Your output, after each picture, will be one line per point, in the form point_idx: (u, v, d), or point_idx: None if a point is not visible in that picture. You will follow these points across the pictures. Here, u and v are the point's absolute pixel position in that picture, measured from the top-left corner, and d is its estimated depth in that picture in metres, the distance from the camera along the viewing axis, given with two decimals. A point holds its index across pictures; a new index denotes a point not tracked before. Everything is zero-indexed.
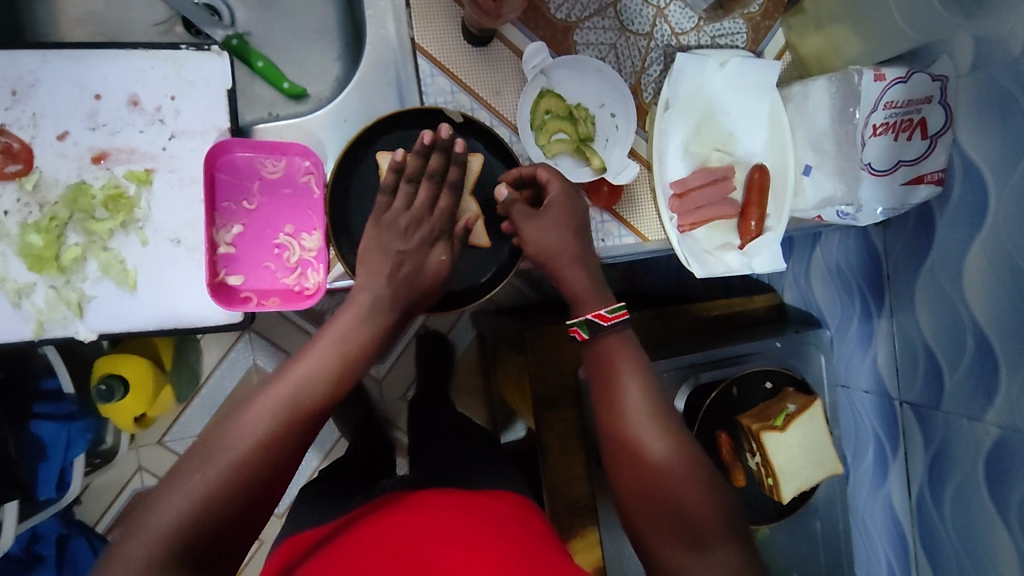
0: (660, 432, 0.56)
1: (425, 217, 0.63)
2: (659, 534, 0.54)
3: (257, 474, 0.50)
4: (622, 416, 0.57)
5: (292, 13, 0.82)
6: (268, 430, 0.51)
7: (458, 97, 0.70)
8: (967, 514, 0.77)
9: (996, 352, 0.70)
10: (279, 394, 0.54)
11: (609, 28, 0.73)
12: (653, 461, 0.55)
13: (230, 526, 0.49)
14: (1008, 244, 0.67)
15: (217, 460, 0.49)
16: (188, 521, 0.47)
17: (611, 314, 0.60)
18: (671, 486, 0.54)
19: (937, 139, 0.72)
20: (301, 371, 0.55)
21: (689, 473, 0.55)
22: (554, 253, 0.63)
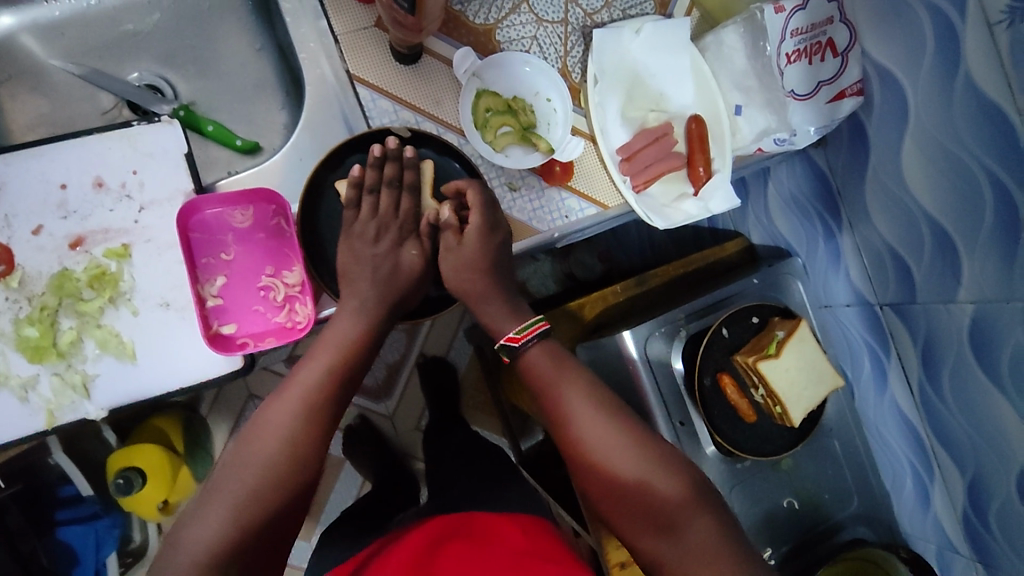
0: (631, 452, 0.66)
1: (389, 221, 0.69)
2: (638, 531, 0.64)
3: (266, 507, 0.56)
4: (566, 418, 0.68)
5: (230, 75, 0.86)
6: (280, 445, 0.58)
7: (402, 115, 0.74)
8: (967, 395, 0.81)
9: (951, 235, 0.75)
10: (266, 427, 0.59)
11: (527, 22, 0.78)
12: (604, 462, 0.66)
13: (260, 538, 0.55)
14: (937, 134, 0.72)
15: (236, 476, 0.57)
16: (207, 558, 0.52)
17: (520, 334, 0.70)
18: (629, 478, 0.65)
19: (847, 55, 0.77)
20: (294, 386, 0.62)
21: (653, 465, 0.65)
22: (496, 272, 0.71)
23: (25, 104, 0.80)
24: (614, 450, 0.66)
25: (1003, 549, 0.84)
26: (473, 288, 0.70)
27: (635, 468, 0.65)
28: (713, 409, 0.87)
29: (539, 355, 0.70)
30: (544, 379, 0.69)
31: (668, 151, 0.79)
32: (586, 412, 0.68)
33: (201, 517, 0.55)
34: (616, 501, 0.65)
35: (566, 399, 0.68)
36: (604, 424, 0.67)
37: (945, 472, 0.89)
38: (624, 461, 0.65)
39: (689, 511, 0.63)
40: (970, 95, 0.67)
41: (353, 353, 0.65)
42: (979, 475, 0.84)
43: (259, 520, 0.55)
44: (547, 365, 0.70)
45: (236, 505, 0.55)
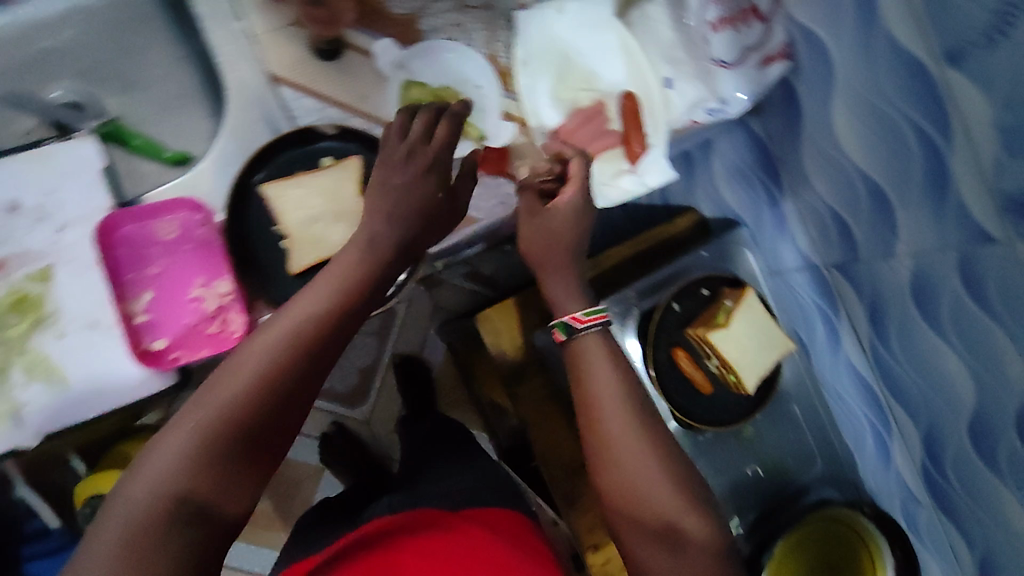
0: (649, 449, 0.64)
1: (420, 147, 0.64)
2: (639, 539, 0.63)
3: (228, 455, 0.54)
4: (597, 408, 0.66)
5: (154, 85, 0.83)
6: (254, 392, 0.55)
7: (327, 112, 0.73)
8: (914, 348, 0.82)
9: (885, 192, 0.76)
10: (239, 365, 0.55)
11: (449, 8, 0.77)
12: (621, 462, 0.64)
13: (219, 485, 0.53)
14: (863, 92, 0.72)
15: (205, 412, 0.53)
16: (155, 506, 0.50)
17: (587, 317, 0.68)
18: (643, 488, 0.63)
19: (772, 19, 0.77)
20: (277, 329, 0.57)
21: (670, 482, 0.63)
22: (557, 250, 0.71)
23: None
24: (631, 449, 0.64)
25: (961, 495, 0.86)
26: (552, 262, 0.72)
27: (648, 471, 0.63)
28: (669, 383, 0.88)
29: (591, 343, 0.68)
30: (586, 362, 0.67)
31: (601, 131, 0.79)
32: (620, 411, 0.65)
33: (155, 458, 0.52)
34: (614, 494, 0.64)
35: (604, 396, 0.66)
36: (634, 427, 0.65)
37: (901, 425, 0.91)
38: (641, 472, 0.63)
39: (687, 514, 0.63)
40: (888, 50, 0.67)
41: (341, 310, 0.59)
42: (933, 425, 0.85)
43: (229, 456, 0.54)
44: (600, 352, 0.68)
45: (195, 448, 0.52)
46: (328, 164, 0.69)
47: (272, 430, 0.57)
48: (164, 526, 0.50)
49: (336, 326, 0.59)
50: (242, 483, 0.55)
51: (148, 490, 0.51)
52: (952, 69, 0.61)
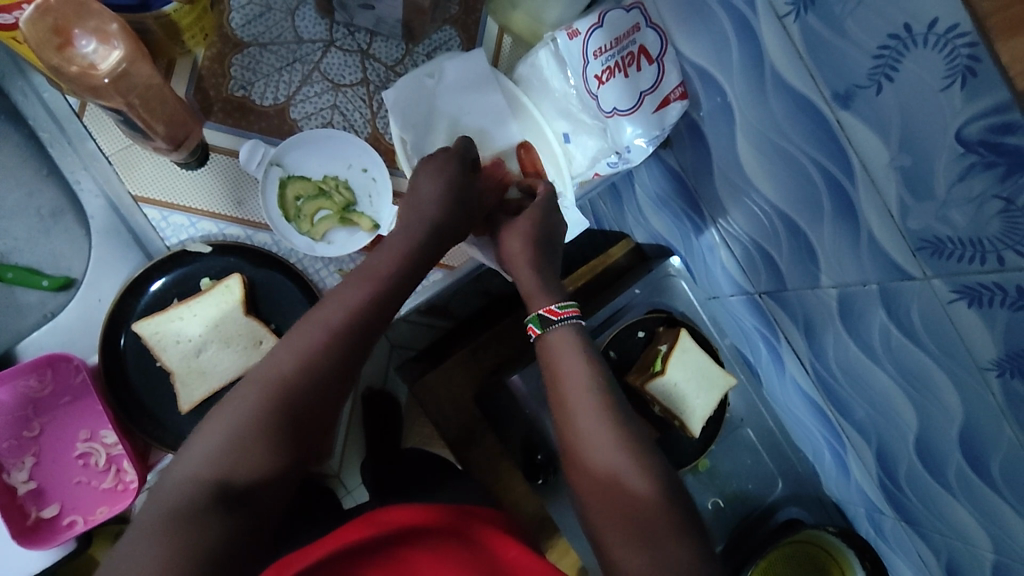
0: (612, 431, 0.62)
1: (444, 169, 0.68)
2: (617, 540, 0.58)
3: (261, 445, 0.52)
4: (567, 399, 0.64)
5: (21, 208, 0.78)
6: (272, 400, 0.54)
7: (201, 226, 0.67)
8: (853, 370, 0.80)
9: (798, 221, 0.73)
10: (276, 360, 0.56)
11: (322, 91, 0.72)
12: (598, 461, 0.61)
13: (248, 479, 0.51)
14: (762, 128, 0.69)
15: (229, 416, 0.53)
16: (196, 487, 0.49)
17: (561, 309, 0.68)
18: (616, 487, 0.60)
19: (663, 59, 0.72)
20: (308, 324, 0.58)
21: (645, 475, 0.60)
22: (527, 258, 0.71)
23: None
24: (596, 424, 0.62)
25: (919, 508, 0.84)
26: (525, 262, 0.71)
27: (613, 449, 0.61)
28: None
29: (562, 337, 0.67)
30: (556, 353, 0.66)
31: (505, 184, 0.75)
32: (590, 406, 0.63)
33: (195, 446, 0.51)
34: (591, 482, 0.61)
35: (574, 389, 0.64)
36: (602, 418, 0.63)
37: (854, 443, 0.88)
38: (612, 460, 0.61)
39: (650, 497, 0.59)
40: (781, 90, 0.64)
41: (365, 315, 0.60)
42: (883, 444, 0.83)
43: (266, 442, 0.53)
44: (571, 345, 0.67)
45: (225, 449, 0.51)
46: (208, 286, 0.66)
47: (302, 436, 0.55)
48: (197, 509, 0.48)
49: (366, 322, 0.60)
50: (270, 486, 0.53)
51: (179, 483, 0.50)
52: (844, 110, 0.59)
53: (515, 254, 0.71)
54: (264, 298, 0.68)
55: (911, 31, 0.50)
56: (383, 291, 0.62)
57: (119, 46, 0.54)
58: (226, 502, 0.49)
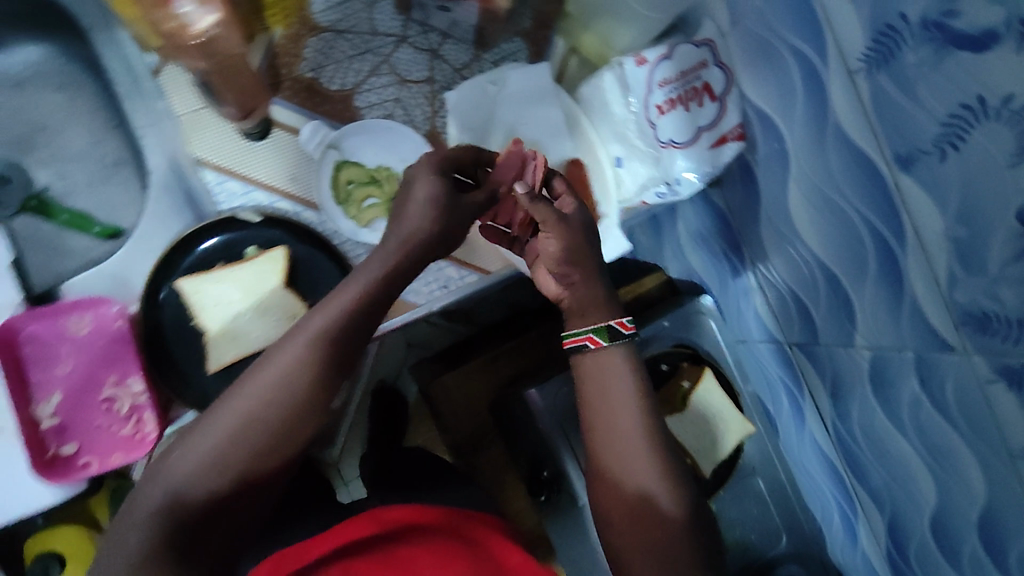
0: (652, 459, 0.62)
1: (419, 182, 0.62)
2: (639, 559, 0.60)
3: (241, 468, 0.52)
4: (609, 416, 0.64)
5: (85, 154, 0.81)
6: (253, 422, 0.53)
7: (254, 196, 0.70)
8: (875, 435, 0.78)
9: (841, 278, 0.72)
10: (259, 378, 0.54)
11: (388, 84, 0.74)
12: (631, 482, 0.62)
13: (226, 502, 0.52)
14: (816, 179, 0.69)
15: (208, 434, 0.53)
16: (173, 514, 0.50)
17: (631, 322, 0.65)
18: (649, 511, 0.61)
19: (726, 99, 0.73)
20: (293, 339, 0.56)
21: (679, 502, 0.61)
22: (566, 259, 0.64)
23: None
24: (635, 448, 0.62)
25: None
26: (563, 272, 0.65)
27: (650, 476, 0.62)
28: None
29: (613, 354, 0.65)
30: (606, 370, 0.65)
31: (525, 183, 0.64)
32: (633, 426, 0.63)
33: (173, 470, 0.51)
34: (618, 503, 0.61)
35: (619, 408, 0.64)
36: (647, 440, 0.63)
37: (866, 510, 0.86)
38: (648, 481, 0.61)
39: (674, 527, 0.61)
40: (841, 142, 0.64)
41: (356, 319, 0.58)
42: (897, 515, 0.81)
43: (246, 464, 0.53)
44: (620, 363, 0.65)
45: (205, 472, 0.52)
46: (251, 254, 0.67)
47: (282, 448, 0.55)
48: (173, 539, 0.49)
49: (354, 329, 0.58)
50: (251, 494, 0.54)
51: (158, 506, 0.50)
52: (903, 172, 0.58)
53: (579, 258, 0.64)
54: (303, 274, 0.69)
55: (984, 103, 0.50)
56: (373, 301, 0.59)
57: (217, 10, 0.55)
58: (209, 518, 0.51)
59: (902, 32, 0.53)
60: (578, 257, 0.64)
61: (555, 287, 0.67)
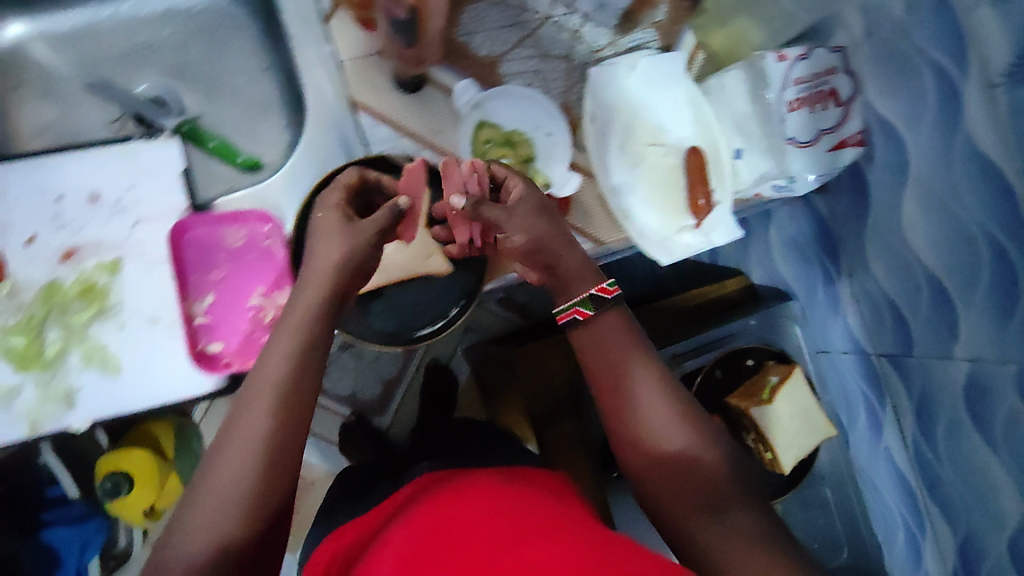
0: (669, 399, 0.60)
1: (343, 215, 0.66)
2: (690, 517, 0.56)
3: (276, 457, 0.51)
4: (627, 390, 0.60)
5: (237, 92, 0.87)
6: (255, 461, 0.50)
7: (401, 142, 0.75)
8: (959, 451, 0.79)
9: (948, 289, 0.74)
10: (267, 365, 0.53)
11: (530, 56, 0.79)
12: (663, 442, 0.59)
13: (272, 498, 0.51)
14: (937, 190, 0.72)
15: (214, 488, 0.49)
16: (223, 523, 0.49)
17: (612, 287, 0.63)
18: (686, 466, 0.58)
19: (850, 104, 0.78)
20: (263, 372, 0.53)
21: (703, 449, 0.58)
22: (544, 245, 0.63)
23: (33, 112, 0.82)
24: (653, 395, 0.60)
25: None
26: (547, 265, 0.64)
27: (676, 422, 0.59)
28: None
29: (614, 319, 0.63)
30: (605, 332, 0.62)
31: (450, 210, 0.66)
32: (649, 387, 0.60)
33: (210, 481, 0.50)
34: (648, 458, 0.59)
35: (635, 371, 0.60)
36: (664, 398, 0.60)
37: (936, 530, 0.87)
38: (676, 436, 0.59)
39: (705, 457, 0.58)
40: (970, 155, 0.66)
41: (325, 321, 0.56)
42: (971, 536, 0.81)
43: (280, 451, 0.52)
44: (621, 329, 0.62)
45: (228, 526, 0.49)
46: None
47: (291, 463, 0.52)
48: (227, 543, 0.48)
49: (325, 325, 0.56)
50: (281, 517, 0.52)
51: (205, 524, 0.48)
52: None
53: (546, 244, 0.63)
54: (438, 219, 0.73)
55: None
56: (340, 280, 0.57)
57: None
58: (254, 561, 0.49)
59: None
60: (544, 245, 0.63)
61: (535, 273, 0.67)
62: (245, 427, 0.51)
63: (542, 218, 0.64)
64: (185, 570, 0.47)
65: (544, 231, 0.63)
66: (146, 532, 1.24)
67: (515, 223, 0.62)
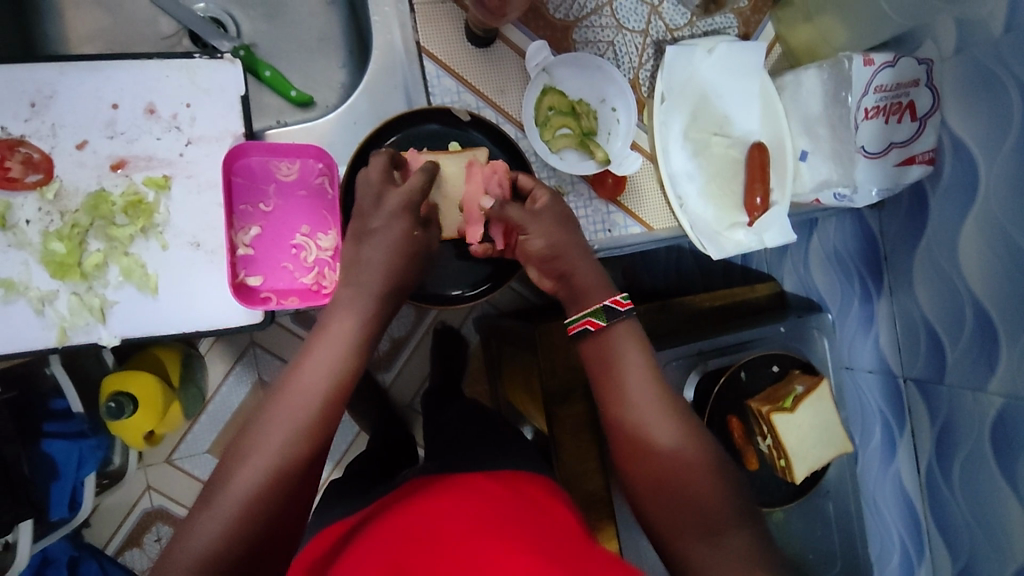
0: (670, 421, 0.60)
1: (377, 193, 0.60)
2: (684, 536, 0.54)
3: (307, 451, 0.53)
4: (629, 405, 0.61)
5: (297, 24, 0.85)
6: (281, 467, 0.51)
7: (464, 97, 0.73)
8: (975, 485, 0.79)
9: (995, 323, 0.73)
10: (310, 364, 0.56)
11: (607, 25, 0.76)
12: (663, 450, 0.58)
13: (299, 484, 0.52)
14: (1002, 219, 0.70)
15: (231, 496, 0.49)
16: (252, 501, 0.49)
17: (627, 300, 0.64)
18: (685, 479, 0.56)
19: (926, 121, 0.75)
20: (293, 395, 0.55)
21: (701, 463, 0.58)
22: (560, 250, 0.64)
23: (86, 15, 0.80)
24: (649, 411, 0.60)
25: None
26: (564, 269, 0.65)
27: (676, 441, 0.59)
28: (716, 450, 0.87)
29: (627, 330, 0.63)
30: (614, 351, 0.63)
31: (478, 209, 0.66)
32: (656, 413, 0.60)
33: (242, 466, 0.51)
34: (646, 478, 0.58)
35: (635, 390, 0.61)
36: (668, 417, 0.60)
37: (935, 556, 0.87)
38: (681, 460, 0.57)
39: (700, 470, 0.57)
40: None
41: (359, 353, 0.58)
42: (971, 567, 0.82)
43: (310, 442, 0.54)
44: (631, 344, 0.63)
45: (240, 532, 0.48)
46: (455, 148, 0.70)
47: (306, 482, 0.53)
48: (249, 517, 0.49)
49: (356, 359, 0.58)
50: (288, 538, 0.52)
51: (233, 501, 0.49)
52: None
53: (566, 252, 0.64)
54: None
55: None
56: (374, 325, 0.60)
57: None
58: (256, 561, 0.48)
59: None
60: (563, 255, 0.64)
61: (548, 281, 0.67)
62: (267, 443, 0.52)
63: (565, 228, 0.65)
64: (202, 541, 0.47)
65: (561, 241, 0.64)
66: (144, 455, 1.24)
67: (538, 234, 0.63)
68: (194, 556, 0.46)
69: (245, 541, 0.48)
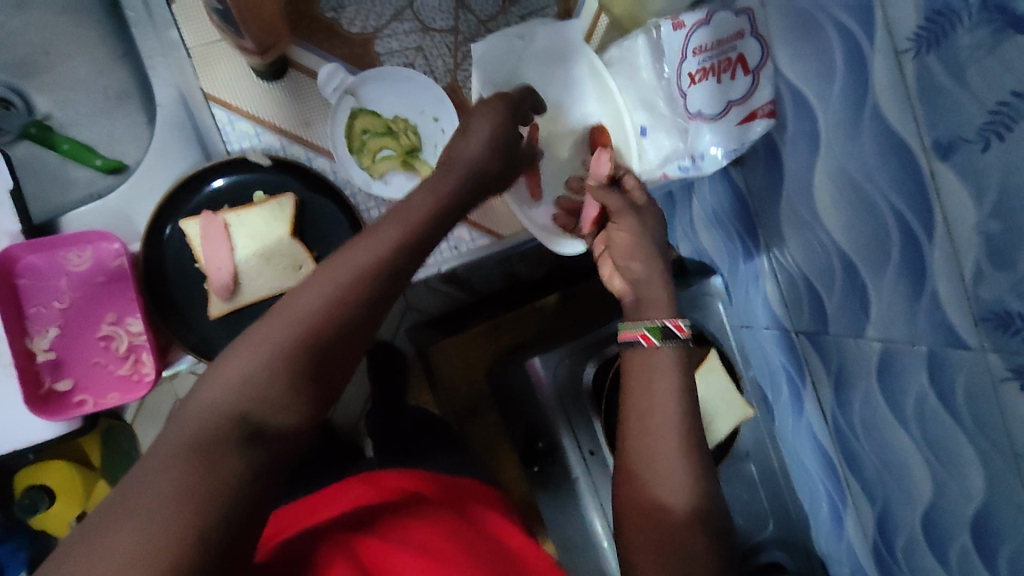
0: (683, 464, 0.55)
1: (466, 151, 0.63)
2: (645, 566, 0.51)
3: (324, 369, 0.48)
4: (650, 425, 0.57)
5: (90, 85, 0.78)
6: (290, 384, 0.46)
7: (265, 139, 0.67)
8: (874, 427, 0.78)
9: (859, 266, 0.70)
10: (333, 276, 0.50)
11: (410, 30, 0.71)
12: (661, 487, 0.54)
13: (303, 407, 0.46)
14: (847, 165, 0.67)
15: (220, 410, 0.43)
16: (242, 419, 0.43)
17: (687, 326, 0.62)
18: (672, 525, 0.52)
19: (759, 72, 0.70)
20: (311, 311, 0.49)
21: (698, 512, 0.53)
22: (630, 246, 0.68)
23: None
24: (668, 444, 0.56)
25: None
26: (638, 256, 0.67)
27: (681, 484, 0.54)
28: None
29: (663, 359, 0.60)
30: (654, 371, 0.60)
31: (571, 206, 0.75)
32: (675, 449, 0.55)
33: (230, 377, 0.45)
34: (633, 506, 0.54)
35: (660, 417, 0.57)
36: (683, 453, 0.55)
37: (856, 499, 0.86)
38: (671, 511, 0.53)
39: (689, 522, 0.53)
40: (875, 127, 0.61)
41: (387, 265, 0.53)
42: (888, 508, 0.81)
43: (326, 359, 0.48)
44: (671, 368, 0.60)
45: (222, 457, 0.41)
46: (261, 198, 0.65)
47: (308, 410, 0.47)
48: (240, 439, 0.42)
49: (374, 284, 0.52)
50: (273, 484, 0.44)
51: (217, 418, 0.43)
52: (941, 162, 0.55)
53: (638, 249, 0.68)
54: (312, 226, 0.67)
55: None
56: (405, 246, 0.54)
57: None
58: (242, 499, 0.41)
59: (959, 13, 0.49)
60: (636, 248, 0.68)
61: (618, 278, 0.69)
62: (275, 352, 0.46)
63: (643, 229, 0.69)
64: (175, 459, 0.40)
65: (634, 238, 0.68)
66: None
67: (620, 220, 0.68)
68: (167, 474, 0.39)
69: (231, 467, 0.41)
